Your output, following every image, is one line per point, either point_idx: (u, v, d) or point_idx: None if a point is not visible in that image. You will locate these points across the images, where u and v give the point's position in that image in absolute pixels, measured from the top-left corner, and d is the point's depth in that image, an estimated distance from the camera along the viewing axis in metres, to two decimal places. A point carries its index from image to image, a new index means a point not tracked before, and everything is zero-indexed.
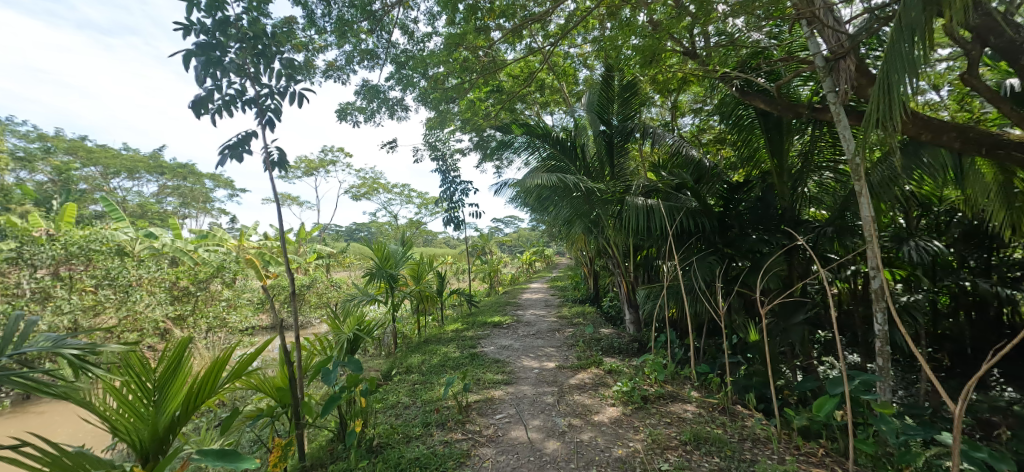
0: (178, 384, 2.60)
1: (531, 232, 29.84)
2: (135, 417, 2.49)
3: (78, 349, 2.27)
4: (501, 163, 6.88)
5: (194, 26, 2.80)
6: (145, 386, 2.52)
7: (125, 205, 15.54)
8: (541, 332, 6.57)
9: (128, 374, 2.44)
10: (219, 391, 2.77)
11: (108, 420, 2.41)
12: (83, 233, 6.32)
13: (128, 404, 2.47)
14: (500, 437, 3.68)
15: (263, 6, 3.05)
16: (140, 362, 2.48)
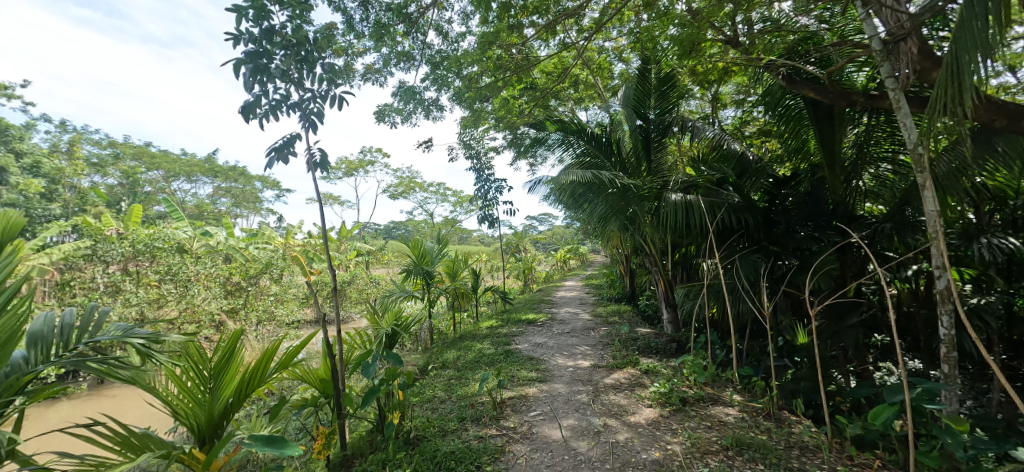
0: (231, 372, 2.71)
1: (565, 230, 29.62)
2: (193, 403, 2.63)
3: (143, 339, 2.40)
4: (535, 160, 6.83)
5: (243, 35, 2.92)
6: (201, 373, 2.63)
7: (184, 206, 16.57)
8: (576, 330, 6.49)
9: (187, 361, 2.57)
10: (268, 380, 2.87)
11: (170, 404, 2.58)
12: (148, 232, 6.70)
13: (187, 389, 2.62)
14: (535, 434, 3.66)
15: (306, 13, 3.14)
16: (198, 351, 2.61)
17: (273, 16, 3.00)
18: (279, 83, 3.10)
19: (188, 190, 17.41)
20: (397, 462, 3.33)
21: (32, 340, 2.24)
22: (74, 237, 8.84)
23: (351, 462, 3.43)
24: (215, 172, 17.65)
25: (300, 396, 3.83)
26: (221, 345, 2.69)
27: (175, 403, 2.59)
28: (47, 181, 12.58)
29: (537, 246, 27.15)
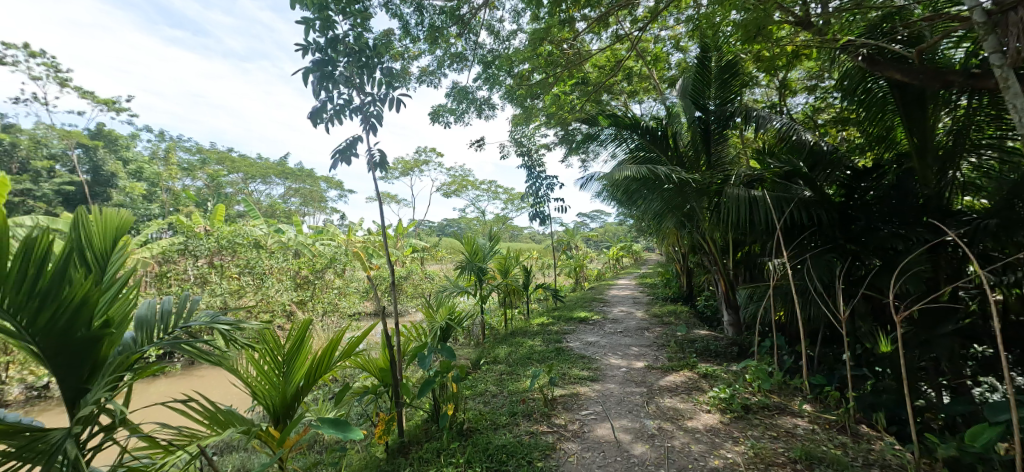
0: (302, 358, 2.86)
1: (619, 227, 28.94)
2: (269, 385, 2.80)
3: (227, 325, 2.65)
4: (587, 156, 6.69)
5: (311, 45, 3.07)
6: (276, 358, 2.79)
7: (259, 205, 17.89)
8: (630, 330, 6.31)
9: (265, 346, 2.74)
10: (333, 368, 3.02)
11: (249, 385, 2.75)
12: (230, 229, 7.32)
13: (264, 372, 2.78)
14: (586, 433, 3.59)
15: (366, 20, 3.24)
16: (273, 338, 2.78)
17: (338, 25, 3.13)
18: (343, 88, 3.23)
19: (261, 191, 18.76)
20: (451, 452, 3.39)
21: (138, 324, 2.43)
22: (167, 234, 9.80)
23: (407, 449, 3.52)
24: (284, 173, 18.86)
25: (359, 384, 3.99)
26: (293, 332, 2.85)
27: (254, 384, 2.77)
28: (148, 184, 14.09)
29: (590, 242, 26.75)
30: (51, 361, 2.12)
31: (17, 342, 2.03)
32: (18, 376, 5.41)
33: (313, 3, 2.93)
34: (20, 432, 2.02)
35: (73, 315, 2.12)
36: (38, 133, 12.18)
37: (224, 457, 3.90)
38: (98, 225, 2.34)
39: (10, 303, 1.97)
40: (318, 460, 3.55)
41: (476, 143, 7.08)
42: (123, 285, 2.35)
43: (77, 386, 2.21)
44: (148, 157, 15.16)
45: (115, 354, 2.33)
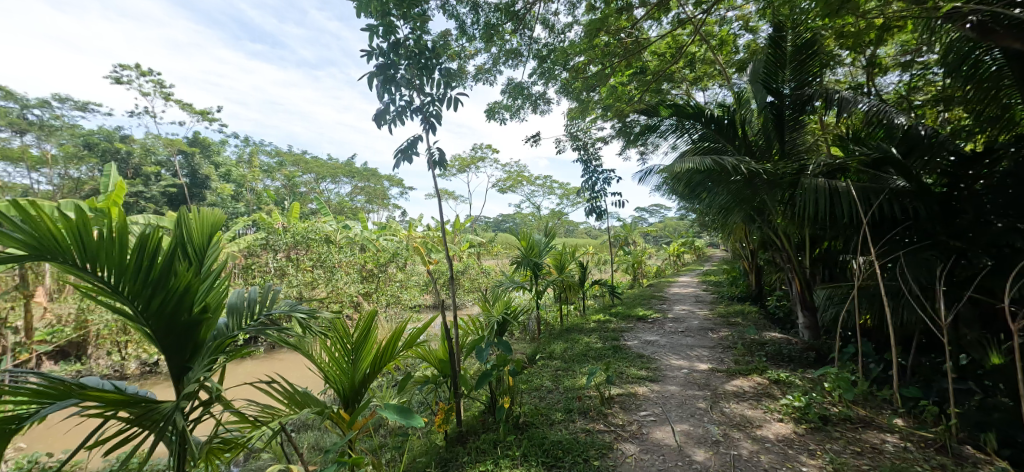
0: (368, 347, 2.97)
1: (680, 222, 27.71)
2: (339, 371, 2.93)
3: (303, 314, 2.82)
4: (647, 148, 6.41)
5: (374, 51, 3.17)
6: (345, 346, 2.92)
7: (328, 203, 18.99)
8: (692, 330, 6.01)
9: (335, 334, 2.87)
10: (397, 356, 3.12)
11: (322, 370, 2.90)
12: (304, 225, 7.81)
13: (334, 359, 2.91)
14: (645, 435, 3.45)
15: (425, 23, 3.29)
16: (342, 327, 2.91)
17: (400, 29, 3.20)
18: (404, 90, 3.30)
19: (331, 189, 19.92)
20: (507, 444, 3.40)
21: (229, 311, 2.63)
22: (251, 229, 10.68)
23: (465, 438, 3.56)
24: (350, 173, 19.86)
25: (420, 373, 4.10)
26: (360, 322, 2.98)
27: (326, 369, 2.92)
28: (235, 185, 15.45)
29: (648, 238, 25.86)
30: (161, 341, 2.34)
31: (134, 323, 2.27)
32: (132, 354, 6.14)
33: (377, 10, 3.02)
34: (135, 402, 2.20)
35: (178, 301, 2.32)
36: (147, 142, 13.79)
37: (300, 434, 4.19)
38: (196, 221, 2.48)
39: (130, 289, 2.20)
40: (381, 444, 3.70)
41: (531, 138, 7.03)
42: (218, 276, 2.52)
43: (181, 364, 2.41)
44: (234, 160, 16.58)
45: (211, 338, 2.52)
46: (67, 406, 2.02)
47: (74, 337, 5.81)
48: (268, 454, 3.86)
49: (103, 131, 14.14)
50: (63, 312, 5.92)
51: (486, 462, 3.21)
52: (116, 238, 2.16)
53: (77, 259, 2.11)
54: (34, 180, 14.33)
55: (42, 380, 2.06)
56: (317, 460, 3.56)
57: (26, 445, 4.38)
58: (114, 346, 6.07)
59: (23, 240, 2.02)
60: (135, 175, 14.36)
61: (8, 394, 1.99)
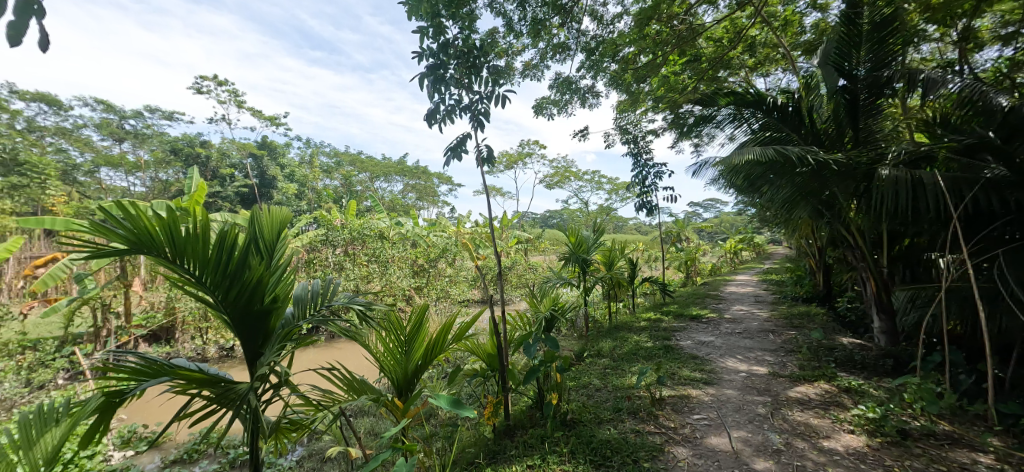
0: (420, 339, 3.02)
1: (738, 217, 26.29)
2: (393, 361, 3.00)
3: (362, 306, 2.86)
4: (702, 140, 6.10)
5: (425, 52, 3.21)
6: (399, 337, 2.99)
7: (382, 201, 19.68)
8: (750, 331, 5.68)
9: (390, 326, 2.94)
10: (447, 349, 3.16)
11: (378, 359, 2.99)
12: (359, 222, 8.11)
13: (389, 350, 2.98)
14: (698, 439, 3.29)
15: (474, 21, 3.28)
16: (396, 319, 2.98)
17: (449, 29, 3.21)
18: (453, 89, 3.32)
19: (384, 188, 20.63)
20: (554, 440, 3.35)
21: (296, 302, 2.76)
22: (311, 226, 11.27)
23: (513, 432, 3.55)
24: (402, 171, 20.44)
25: (469, 366, 4.13)
26: (413, 314, 3.04)
27: (382, 359, 3.00)
28: (298, 185, 16.37)
29: (703, 234, 24.76)
30: (237, 328, 2.49)
31: (214, 311, 2.43)
32: (212, 338, 6.65)
33: (427, 12, 3.05)
34: (216, 381, 2.38)
35: (252, 292, 2.46)
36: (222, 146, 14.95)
37: (357, 419, 4.35)
38: (267, 218, 2.59)
39: (212, 281, 2.36)
40: (432, 433, 3.78)
41: (580, 133, 6.90)
42: (287, 269, 2.65)
43: (254, 350, 2.56)
44: (297, 161, 17.57)
45: (280, 326, 2.65)
46: (163, 382, 2.21)
47: (163, 323, 6.41)
48: (328, 437, 4.05)
49: (185, 137, 15.48)
50: (155, 300, 6.60)
51: (533, 457, 3.18)
52: (199, 234, 2.31)
53: (167, 253, 2.28)
54: (130, 182, 15.99)
55: (139, 359, 2.25)
56: (372, 445, 3.69)
57: (126, 416, 4.86)
58: (196, 331, 6.61)
59: (124, 236, 2.19)
60: (212, 176, 15.64)
61: (112, 370, 2.17)
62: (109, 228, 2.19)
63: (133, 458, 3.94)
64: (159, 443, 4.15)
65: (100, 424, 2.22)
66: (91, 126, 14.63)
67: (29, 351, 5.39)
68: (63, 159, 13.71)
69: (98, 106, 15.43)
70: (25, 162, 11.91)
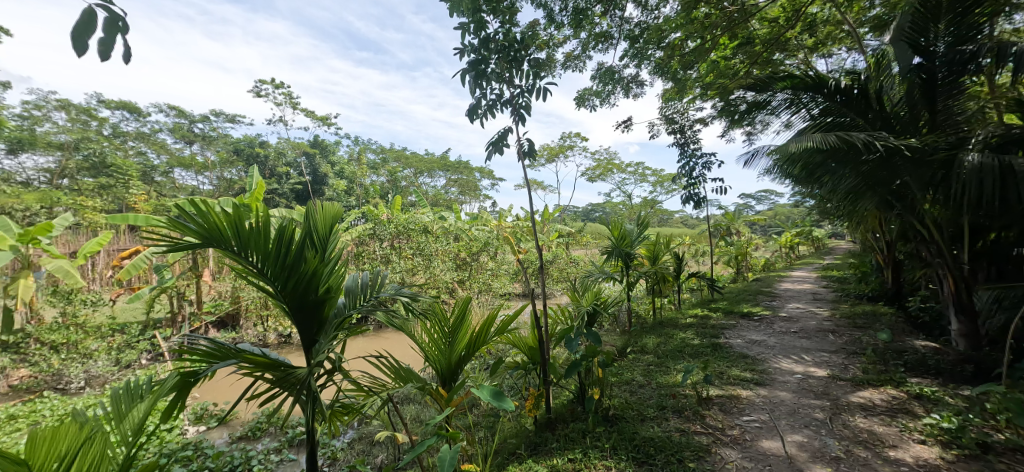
0: (464, 331, 3.03)
1: (795, 209, 24.78)
2: (438, 351, 3.03)
3: (408, 297, 2.92)
4: (754, 128, 5.76)
5: (466, 48, 3.20)
6: (443, 328, 3.02)
7: (425, 196, 20.08)
8: (807, 330, 5.35)
9: (434, 317, 2.98)
10: (489, 341, 3.16)
11: (423, 349, 3.03)
12: (405, 217, 8.30)
13: (433, 340, 3.02)
14: (748, 442, 3.12)
15: (514, 14, 3.23)
16: (441, 310, 3.01)
17: (489, 24, 3.18)
18: (494, 84, 3.29)
19: (428, 183, 21.04)
20: (596, 435, 3.29)
21: (347, 292, 2.84)
22: (359, 220, 11.66)
23: (554, 425, 3.51)
24: (444, 166, 20.71)
25: (510, 359, 4.13)
26: (456, 305, 3.06)
27: (427, 349, 3.04)
28: (346, 181, 16.99)
29: (755, 227, 23.57)
30: (295, 317, 2.59)
31: (275, 301, 2.53)
32: (272, 325, 6.99)
33: (468, 7, 3.03)
34: (277, 365, 2.48)
35: (308, 283, 2.55)
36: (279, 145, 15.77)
37: (403, 406, 4.47)
38: (321, 212, 2.67)
39: (273, 272, 2.46)
40: (474, 423, 3.81)
41: (623, 124, 6.70)
42: (339, 261, 2.73)
43: (310, 337, 2.65)
44: (346, 158, 18.23)
45: (333, 315, 2.73)
46: (231, 364, 2.33)
47: (229, 310, 6.85)
48: (376, 421, 4.18)
49: (245, 138, 16.45)
50: (222, 289, 7.08)
51: (574, 450, 3.13)
52: (261, 228, 2.41)
53: (232, 246, 2.38)
54: (199, 181, 17.23)
55: (209, 343, 2.39)
56: (417, 432, 3.77)
57: (199, 395, 5.22)
58: (257, 319, 7.01)
59: (195, 230, 2.31)
60: (270, 174, 16.56)
61: (186, 352, 2.31)
62: (181, 223, 2.31)
63: (205, 433, 4.22)
64: (227, 420, 4.41)
65: (178, 402, 2.29)
66: (165, 130, 15.86)
67: (117, 334, 5.87)
68: (142, 161, 14.97)
69: (170, 110, 16.68)
70: (111, 164, 13.09)
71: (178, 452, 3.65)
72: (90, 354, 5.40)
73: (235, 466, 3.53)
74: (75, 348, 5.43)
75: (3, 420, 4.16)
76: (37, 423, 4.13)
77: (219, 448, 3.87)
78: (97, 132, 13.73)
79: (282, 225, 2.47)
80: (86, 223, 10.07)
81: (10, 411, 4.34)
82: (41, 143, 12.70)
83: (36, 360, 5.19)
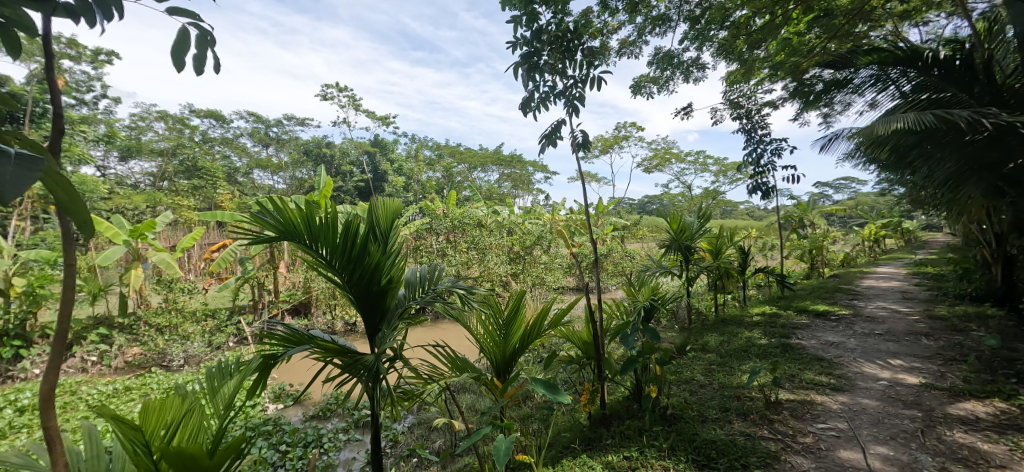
0: (518, 323, 3.00)
1: (879, 198, 22.59)
2: (492, 343, 3.01)
3: (464, 289, 2.91)
4: (833, 110, 5.26)
5: (518, 41, 3.14)
6: (497, 321, 3.00)
7: (480, 190, 20.35)
8: (894, 333, 4.83)
9: (489, 309, 2.96)
10: (544, 334, 3.10)
11: (478, 340, 3.03)
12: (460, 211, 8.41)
13: (488, 332, 3.00)
14: (823, 451, 2.85)
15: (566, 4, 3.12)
16: (495, 302, 3.00)
17: (542, 14, 3.09)
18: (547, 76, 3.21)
19: (482, 178, 21.32)
20: (653, 434, 3.14)
21: (406, 284, 2.88)
22: (417, 215, 12.00)
23: (609, 421, 3.39)
24: (497, 161, 20.87)
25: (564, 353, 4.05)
26: (510, 298, 3.03)
27: (482, 340, 3.03)
28: (404, 177, 17.56)
29: (832, 218, 21.73)
30: (360, 307, 2.66)
31: (342, 292, 2.62)
32: (339, 314, 7.34)
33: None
34: (345, 352, 2.53)
35: (372, 274, 2.60)
36: (343, 145, 16.60)
37: (459, 395, 4.53)
38: (383, 208, 2.70)
39: (340, 264, 2.53)
40: (529, 414, 3.78)
41: (683, 111, 6.35)
42: (400, 254, 2.76)
43: (374, 326, 2.72)
44: (404, 155, 18.84)
45: (394, 305, 2.78)
46: (305, 349, 2.40)
47: (302, 300, 7.30)
48: (434, 409, 4.27)
49: (313, 139, 17.47)
50: (296, 280, 7.55)
51: (630, 448, 3.01)
52: (330, 222, 2.47)
53: (304, 238, 2.47)
54: (274, 180, 18.54)
55: (285, 328, 2.48)
56: (472, 420, 3.80)
57: (277, 376, 5.58)
58: (327, 307, 7.41)
59: (273, 225, 2.41)
60: (336, 172, 17.48)
61: (266, 337, 2.40)
62: (261, 218, 2.42)
63: (283, 410, 4.52)
64: (302, 400, 4.68)
65: (261, 382, 2.38)
66: (244, 134, 17.24)
67: (209, 318, 6.42)
68: (227, 163, 16.33)
69: (248, 116, 18.04)
70: (201, 167, 14.43)
71: (260, 426, 3.92)
72: (188, 336, 5.95)
73: (309, 442, 3.73)
74: (175, 331, 5.99)
75: (120, 391, 4.66)
76: (148, 395, 4.59)
77: (295, 425, 4.11)
78: (190, 137, 15.15)
79: (348, 220, 2.52)
80: (182, 220, 11.18)
81: (126, 383, 4.87)
82: (145, 150, 14.20)
83: (145, 340, 5.77)
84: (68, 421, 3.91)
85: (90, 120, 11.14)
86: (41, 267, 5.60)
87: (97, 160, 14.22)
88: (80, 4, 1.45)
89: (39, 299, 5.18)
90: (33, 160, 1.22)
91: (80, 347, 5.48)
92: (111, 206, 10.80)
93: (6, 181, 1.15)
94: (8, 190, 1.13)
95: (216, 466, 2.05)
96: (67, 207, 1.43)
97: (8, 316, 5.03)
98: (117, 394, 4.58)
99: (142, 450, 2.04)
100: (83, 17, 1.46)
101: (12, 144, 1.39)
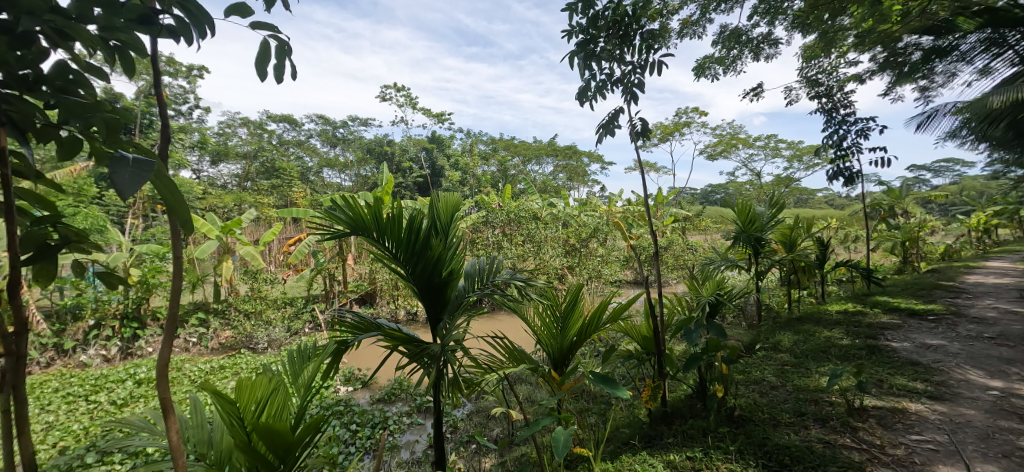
0: (575, 316, 2.91)
1: (989, 181, 19.89)
2: (548, 334, 2.96)
3: (521, 280, 2.84)
4: (932, 82, 4.67)
5: (574, 29, 3.04)
6: (554, 313, 2.93)
7: (535, 183, 20.33)
8: (1008, 337, 4.23)
9: (547, 301, 2.89)
10: (603, 328, 2.99)
11: (535, 331, 3.00)
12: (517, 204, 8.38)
13: (545, 324, 2.95)
14: (917, 464, 2.54)
15: None
16: (551, 295, 2.92)
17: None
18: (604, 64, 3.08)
19: (536, 170, 21.33)
20: (719, 435, 2.97)
21: (466, 276, 2.88)
22: (475, 209, 12.16)
23: (671, 419, 3.23)
24: (552, 153, 20.71)
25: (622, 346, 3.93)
26: (568, 291, 2.95)
27: (539, 331, 3.00)
28: (461, 172, 17.94)
29: (929, 206, 19.45)
30: (423, 297, 2.69)
31: (405, 283, 2.66)
32: (402, 303, 7.59)
33: None
34: (410, 340, 2.54)
35: (433, 267, 2.62)
36: (403, 143, 17.19)
37: (516, 385, 4.54)
38: (443, 203, 2.67)
39: (404, 257, 2.57)
40: (586, 408, 3.71)
41: (751, 93, 5.92)
42: (461, 246, 2.75)
43: (435, 315, 2.74)
44: (460, 150, 19.18)
45: (455, 296, 2.80)
46: (373, 335, 2.44)
47: (368, 290, 7.63)
48: (491, 397, 4.31)
49: (376, 138, 18.24)
50: (362, 272, 7.90)
51: (693, 448, 2.86)
52: (395, 217, 2.49)
53: (372, 233, 2.51)
54: (342, 179, 19.59)
55: (354, 317, 2.55)
56: (530, 411, 3.77)
57: (346, 360, 5.89)
58: (390, 297, 7.68)
59: (344, 220, 2.48)
60: (397, 169, 18.10)
61: (337, 324, 2.47)
62: (332, 213, 2.50)
63: (352, 393, 4.76)
64: (369, 384, 4.90)
65: (335, 365, 2.43)
66: (315, 136, 18.42)
67: (287, 305, 6.88)
68: (301, 164, 17.47)
69: (318, 119, 19.19)
70: (279, 168, 15.57)
71: (333, 407, 4.14)
72: (270, 321, 6.43)
73: (376, 423, 3.87)
74: (260, 316, 6.46)
75: (216, 369, 5.12)
76: (238, 373, 5.01)
77: (363, 406, 4.31)
78: (269, 141, 16.34)
79: (411, 214, 2.52)
80: (263, 217, 12.13)
81: (220, 362, 5.34)
82: (232, 153, 15.51)
83: (235, 324, 6.31)
84: (176, 393, 4.34)
85: (188, 129, 12.38)
86: (152, 259, 6.04)
87: (193, 165, 15.78)
88: (180, 24, 1.34)
89: (151, 286, 5.74)
90: (148, 163, 1.15)
91: (183, 329, 6.08)
92: (205, 205, 11.95)
93: (123, 180, 1.09)
94: (126, 189, 1.07)
95: (298, 442, 2.10)
96: (170, 207, 1.30)
97: (126, 301, 5.68)
98: (213, 372, 5.04)
99: (236, 422, 2.06)
100: (183, 36, 1.35)
101: (131, 152, 1.30)
